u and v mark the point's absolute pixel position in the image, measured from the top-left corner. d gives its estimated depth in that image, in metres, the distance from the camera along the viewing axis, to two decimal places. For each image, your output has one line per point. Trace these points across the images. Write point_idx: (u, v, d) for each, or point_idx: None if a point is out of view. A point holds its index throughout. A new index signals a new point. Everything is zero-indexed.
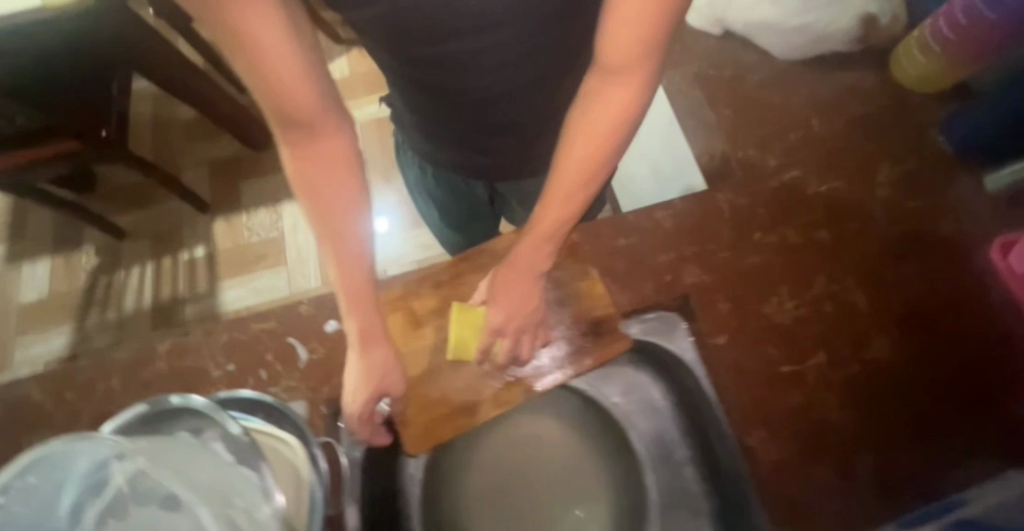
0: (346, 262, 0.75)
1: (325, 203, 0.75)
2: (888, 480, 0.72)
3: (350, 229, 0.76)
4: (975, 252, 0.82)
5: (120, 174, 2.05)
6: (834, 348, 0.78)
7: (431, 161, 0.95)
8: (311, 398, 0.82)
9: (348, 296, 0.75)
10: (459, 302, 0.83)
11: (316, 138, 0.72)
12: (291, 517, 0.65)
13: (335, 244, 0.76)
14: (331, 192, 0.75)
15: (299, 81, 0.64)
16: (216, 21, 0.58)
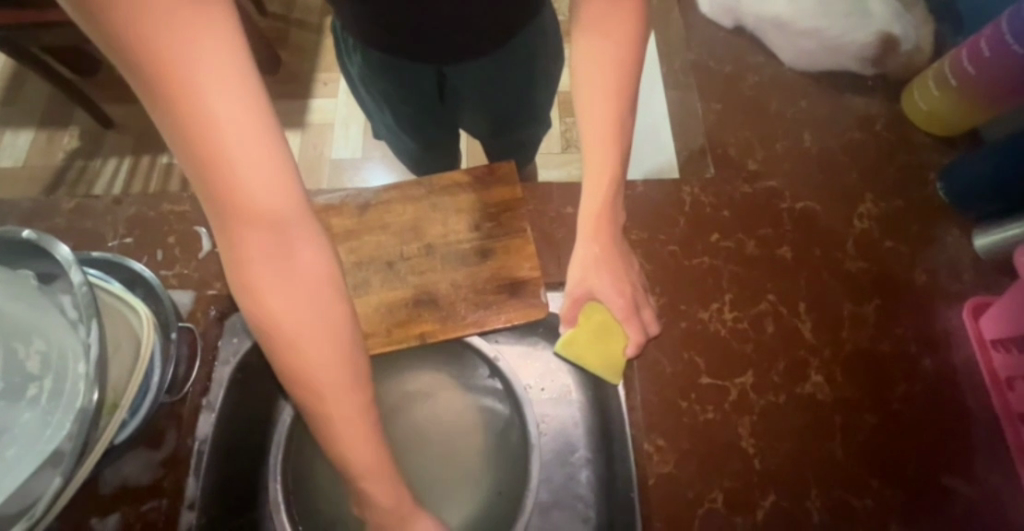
0: (325, 369, 0.52)
1: (299, 359, 0.52)
2: (788, 525, 0.65)
3: (333, 368, 0.52)
4: (946, 308, 0.74)
5: (125, 66, 2.01)
6: (765, 372, 0.71)
7: (389, 84, 0.89)
8: (200, 292, 0.77)
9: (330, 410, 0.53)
10: (378, 228, 0.76)
11: (293, 262, 0.51)
12: (115, 393, 0.59)
13: (300, 352, 0.52)
14: (307, 320, 0.51)
15: (267, 170, 0.46)
16: (154, 80, 0.42)
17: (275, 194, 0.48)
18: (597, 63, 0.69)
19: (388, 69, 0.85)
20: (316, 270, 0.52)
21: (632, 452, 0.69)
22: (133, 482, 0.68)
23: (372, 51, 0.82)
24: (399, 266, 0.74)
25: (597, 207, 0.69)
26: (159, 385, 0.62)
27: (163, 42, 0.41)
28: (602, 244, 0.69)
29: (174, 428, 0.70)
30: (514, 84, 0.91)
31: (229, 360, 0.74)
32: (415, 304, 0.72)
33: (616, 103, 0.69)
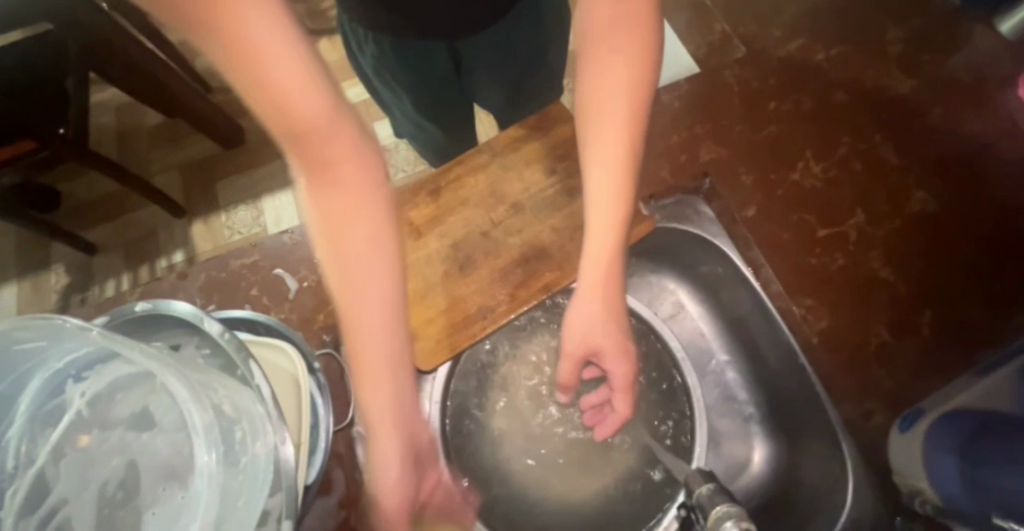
0: (366, 273, 0.53)
1: (352, 263, 0.53)
2: (953, 331, 0.66)
3: (377, 303, 0.54)
4: (1000, 95, 0.78)
5: (87, 187, 1.93)
6: (870, 205, 0.73)
7: (401, 76, 0.89)
8: (306, 330, 0.73)
9: (358, 330, 0.53)
10: (461, 206, 0.74)
11: (343, 186, 0.52)
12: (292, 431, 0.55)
13: (342, 250, 0.53)
14: (356, 244, 0.53)
15: (304, 90, 0.47)
16: (205, 25, 0.44)
17: (336, 135, 0.50)
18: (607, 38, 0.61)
19: (400, 54, 0.84)
20: (355, 167, 0.52)
21: (783, 321, 0.69)
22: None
23: (384, 45, 0.82)
24: (496, 233, 0.73)
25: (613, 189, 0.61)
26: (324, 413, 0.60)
27: (212, 10, 0.44)
28: (619, 223, 0.62)
29: (338, 467, 0.67)
30: (529, 46, 0.88)
31: None
32: (530, 261, 0.72)
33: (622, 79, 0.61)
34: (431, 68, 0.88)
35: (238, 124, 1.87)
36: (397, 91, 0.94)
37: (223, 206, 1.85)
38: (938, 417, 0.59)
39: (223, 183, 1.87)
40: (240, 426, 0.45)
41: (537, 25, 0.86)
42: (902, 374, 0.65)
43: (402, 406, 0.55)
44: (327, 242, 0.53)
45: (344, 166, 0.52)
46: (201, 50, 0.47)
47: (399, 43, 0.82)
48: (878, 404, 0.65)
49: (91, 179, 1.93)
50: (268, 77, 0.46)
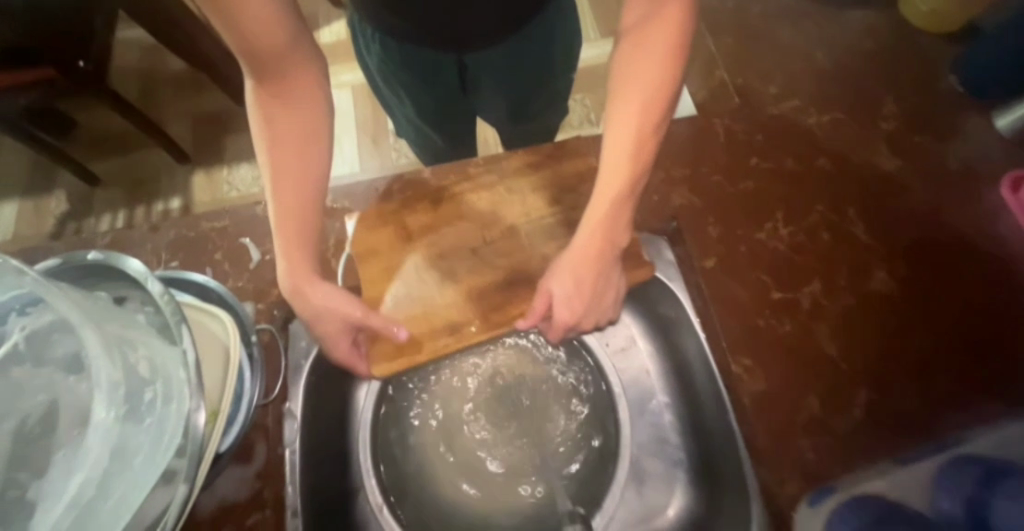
0: (293, 151, 0.66)
1: (282, 162, 0.66)
2: (885, 415, 0.66)
3: (303, 198, 0.67)
4: (985, 189, 0.77)
5: (101, 122, 1.96)
6: (829, 277, 0.73)
7: (405, 80, 0.90)
8: (260, 302, 0.75)
9: (281, 187, 0.66)
10: (430, 208, 0.76)
11: (292, 98, 0.66)
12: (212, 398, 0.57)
13: (280, 136, 0.66)
14: (291, 151, 0.66)
15: (272, 25, 0.59)
16: None
17: (298, 69, 0.65)
18: (623, 114, 0.67)
19: (405, 59, 0.85)
20: (315, 111, 0.68)
21: (722, 375, 0.70)
22: (232, 499, 0.66)
23: (391, 47, 0.83)
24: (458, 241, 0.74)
25: (595, 241, 0.66)
26: (252, 392, 0.62)
27: None
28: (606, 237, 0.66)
29: (263, 439, 0.69)
30: (534, 67, 0.89)
31: (303, 362, 0.73)
32: (485, 273, 0.73)
33: (628, 148, 0.66)
34: (435, 77, 0.88)
35: None
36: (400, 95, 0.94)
37: (228, 161, 1.88)
38: (844, 500, 0.59)
39: (232, 139, 1.90)
40: (152, 388, 0.48)
41: (544, 45, 0.86)
42: (824, 449, 0.65)
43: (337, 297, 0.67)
44: (268, 125, 0.66)
45: (301, 102, 0.66)
46: None
47: (406, 47, 0.82)
48: (795, 472, 0.65)
49: (107, 115, 1.97)
50: (241, 4, 0.56)
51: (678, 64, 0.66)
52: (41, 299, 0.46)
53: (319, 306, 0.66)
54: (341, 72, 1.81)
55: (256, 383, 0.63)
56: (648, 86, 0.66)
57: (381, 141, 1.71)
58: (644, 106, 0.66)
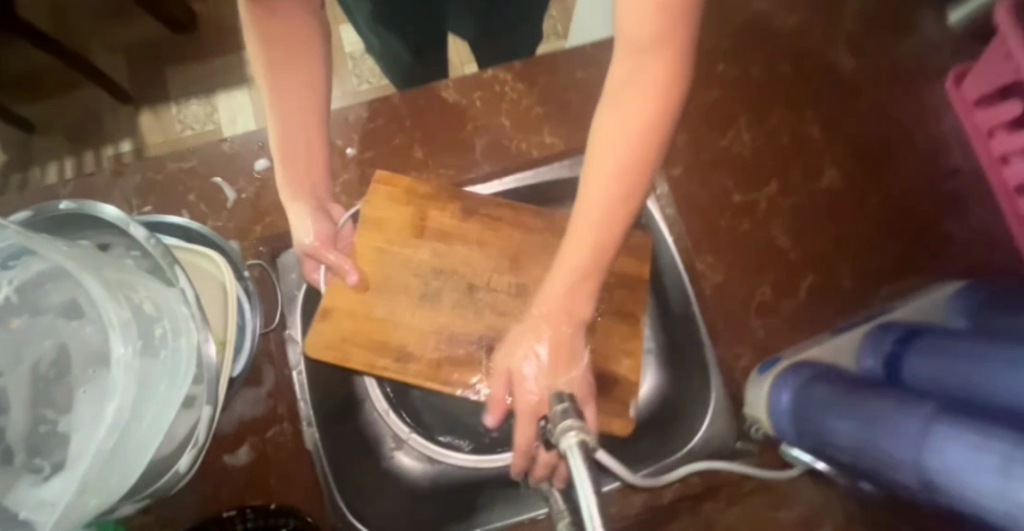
0: (299, 117, 0.69)
1: (280, 83, 0.68)
2: (828, 298, 0.76)
3: (303, 120, 0.70)
4: (932, 84, 0.81)
5: (20, 60, 1.76)
6: (786, 177, 0.79)
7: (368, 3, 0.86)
8: (243, 239, 0.77)
9: (285, 149, 0.70)
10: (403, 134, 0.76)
11: (280, 16, 0.65)
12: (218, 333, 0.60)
13: (284, 101, 0.68)
14: (287, 72, 0.68)
15: None
16: None
17: None
18: (627, 93, 0.58)
19: None
20: (303, 30, 0.67)
21: (687, 275, 0.77)
22: (248, 417, 0.72)
23: None
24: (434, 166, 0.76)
25: (592, 236, 0.61)
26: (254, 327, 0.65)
27: None
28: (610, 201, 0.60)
29: (269, 364, 0.74)
30: None
31: (296, 293, 0.76)
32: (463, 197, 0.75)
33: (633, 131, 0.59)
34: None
35: (189, 7, 1.72)
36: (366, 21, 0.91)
37: (175, 97, 1.75)
38: (788, 366, 0.69)
39: (175, 72, 1.75)
40: (160, 324, 0.50)
41: None
42: (773, 329, 0.75)
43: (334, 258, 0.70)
44: (273, 91, 0.68)
45: (290, 20, 0.66)
46: None
47: None
48: (748, 349, 0.75)
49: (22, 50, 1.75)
50: None
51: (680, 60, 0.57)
52: (25, 251, 0.48)
53: (293, 227, 0.71)
54: None
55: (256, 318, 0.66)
56: (659, 57, 0.56)
57: (339, 65, 1.59)
58: (656, 81, 0.57)
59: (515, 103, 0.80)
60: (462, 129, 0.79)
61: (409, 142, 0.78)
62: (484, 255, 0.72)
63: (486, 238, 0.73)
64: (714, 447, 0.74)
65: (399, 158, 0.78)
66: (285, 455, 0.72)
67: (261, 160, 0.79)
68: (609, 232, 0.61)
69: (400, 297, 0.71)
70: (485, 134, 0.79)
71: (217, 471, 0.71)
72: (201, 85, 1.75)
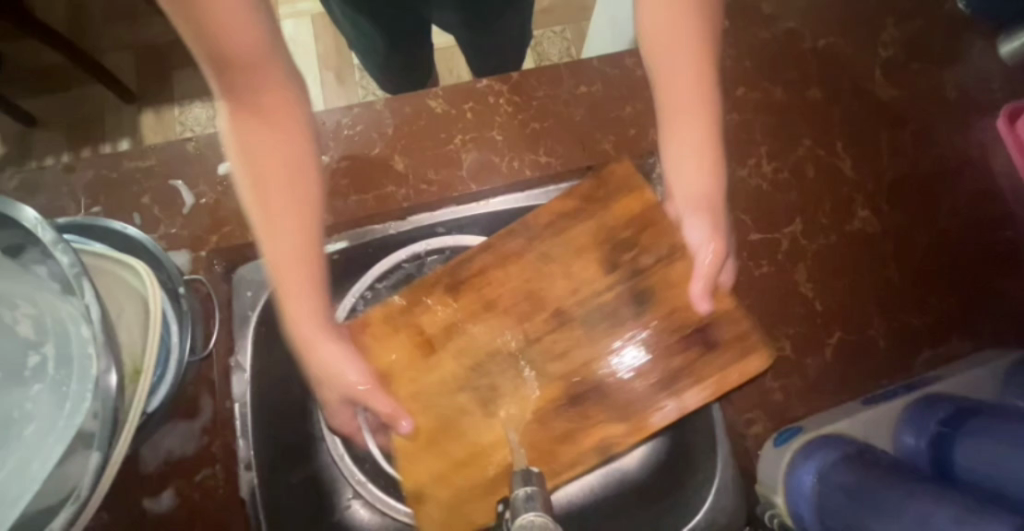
0: (262, 149, 0.51)
1: (272, 194, 0.52)
2: (860, 359, 0.65)
3: (294, 225, 0.52)
4: (978, 121, 0.72)
5: (25, 53, 1.72)
6: (812, 216, 0.69)
7: (380, 48, 0.93)
8: (196, 248, 0.68)
9: (279, 265, 0.52)
10: (383, 165, 0.70)
11: (261, 109, 0.50)
12: (131, 367, 0.50)
13: (246, 128, 0.50)
14: (270, 176, 0.51)
15: (250, 39, 0.45)
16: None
17: (263, 71, 0.48)
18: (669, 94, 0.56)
19: (384, 33, 0.88)
20: (295, 123, 0.52)
21: None
22: (177, 456, 0.63)
23: (372, 23, 0.86)
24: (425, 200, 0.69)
25: (708, 160, 0.57)
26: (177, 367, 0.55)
27: None
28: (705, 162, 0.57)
29: (208, 393, 0.65)
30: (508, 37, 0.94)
31: (249, 313, 0.67)
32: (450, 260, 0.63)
33: (698, 41, 0.55)
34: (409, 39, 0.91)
35: None
36: (374, 61, 0.97)
37: (178, 99, 1.70)
38: (810, 440, 0.59)
39: (181, 73, 1.71)
40: None
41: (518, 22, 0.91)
42: (793, 392, 0.64)
43: (286, 260, 0.52)
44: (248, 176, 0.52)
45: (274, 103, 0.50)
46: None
47: (385, 19, 0.85)
48: (762, 413, 0.64)
49: (31, 45, 1.72)
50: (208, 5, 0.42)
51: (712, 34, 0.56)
52: None
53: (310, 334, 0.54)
54: None
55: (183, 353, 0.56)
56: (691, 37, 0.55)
57: (345, 76, 1.54)
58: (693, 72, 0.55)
59: (509, 116, 0.72)
60: (450, 142, 0.71)
61: (389, 152, 0.70)
62: None
63: None
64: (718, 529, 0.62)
65: (376, 169, 0.70)
66: (216, 502, 0.62)
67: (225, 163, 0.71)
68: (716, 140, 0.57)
69: None
70: (475, 149, 0.71)
71: (135, 518, 0.61)
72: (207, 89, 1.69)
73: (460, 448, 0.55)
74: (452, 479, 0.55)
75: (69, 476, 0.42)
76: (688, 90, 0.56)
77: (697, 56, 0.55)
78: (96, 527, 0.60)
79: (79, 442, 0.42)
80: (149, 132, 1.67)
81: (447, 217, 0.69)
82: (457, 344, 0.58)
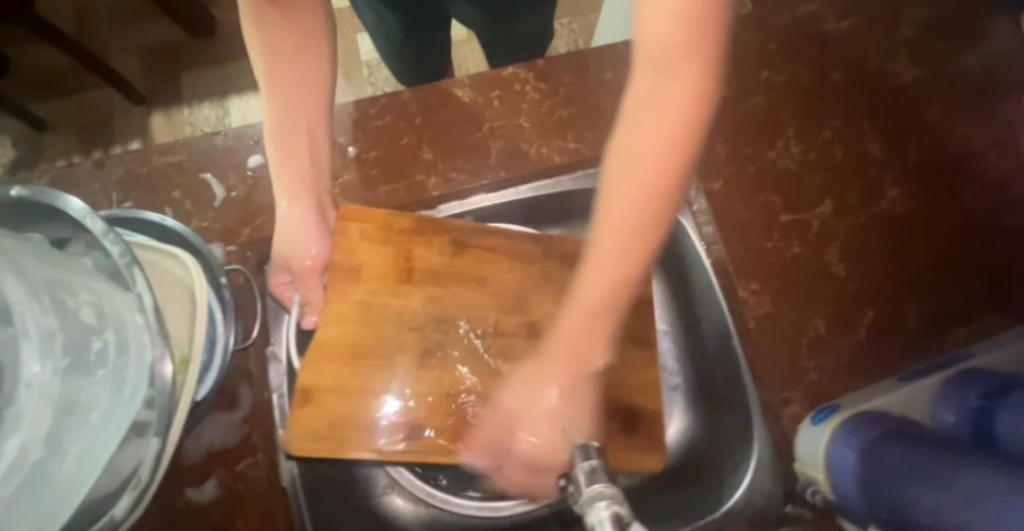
0: (287, 63, 0.60)
1: (291, 102, 0.61)
2: (894, 336, 0.65)
3: (308, 128, 0.61)
4: (1003, 98, 0.72)
5: (33, 57, 1.71)
6: (841, 197, 0.69)
7: (400, 39, 0.92)
8: (228, 241, 0.69)
9: (283, 160, 0.61)
10: (413, 155, 0.70)
11: (293, 31, 0.60)
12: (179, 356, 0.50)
13: (276, 45, 0.60)
14: (290, 85, 0.60)
15: None
16: None
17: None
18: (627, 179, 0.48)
19: (403, 22, 0.87)
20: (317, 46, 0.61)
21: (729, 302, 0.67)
22: (219, 447, 0.63)
23: (392, 11, 0.85)
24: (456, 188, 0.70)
25: (571, 332, 0.50)
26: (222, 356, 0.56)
27: None
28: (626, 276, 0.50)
29: (246, 384, 0.65)
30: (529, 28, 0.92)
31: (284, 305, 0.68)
32: (484, 247, 0.63)
33: (648, 187, 0.48)
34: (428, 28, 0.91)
35: (208, 10, 1.69)
36: (392, 52, 0.97)
37: (187, 100, 1.70)
38: (850, 418, 0.59)
39: (189, 74, 1.70)
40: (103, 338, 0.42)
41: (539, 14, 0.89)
42: (827, 371, 0.64)
43: (294, 158, 0.61)
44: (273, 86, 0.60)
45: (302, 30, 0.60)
46: None
47: (405, 8, 0.84)
48: (797, 393, 0.64)
49: (39, 49, 1.72)
50: None
51: (695, 120, 0.47)
52: None
53: (279, 235, 0.61)
54: None
55: (228, 341, 0.57)
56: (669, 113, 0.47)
57: (355, 74, 1.54)
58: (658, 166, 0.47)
59: (536, 103, 0.72)
60: (478, 130, 0.71)
61: (418, 142, 0.71)
62: (491, 272, 0.62)
63: (501, 249, 0.63)
64: (757, 509, 0.62)
65: (406, 159, 0.70)
66: (258, 492, 0.62)
67: (254, 156, 0.71)
68: (619, 297, 0.50)
69: (390, 340, 0.60)
70: (503, 137, 0.71)
71: (178, 510, 0.61)
72: (216, 89, 1.69)
73: (348, 379, 0.58)
74: (349, 416, 0.57)
75: (127, 462, 0.43)
76: (621, 235, 0.49)
77: (648, 202, 0.48)
78: (141, 519, 0.61)
79: (134, 431, 0.43)
80: (159, 133, 1.67)
81: (475, 206, 0.70)
82: (431, 289, 0.61)
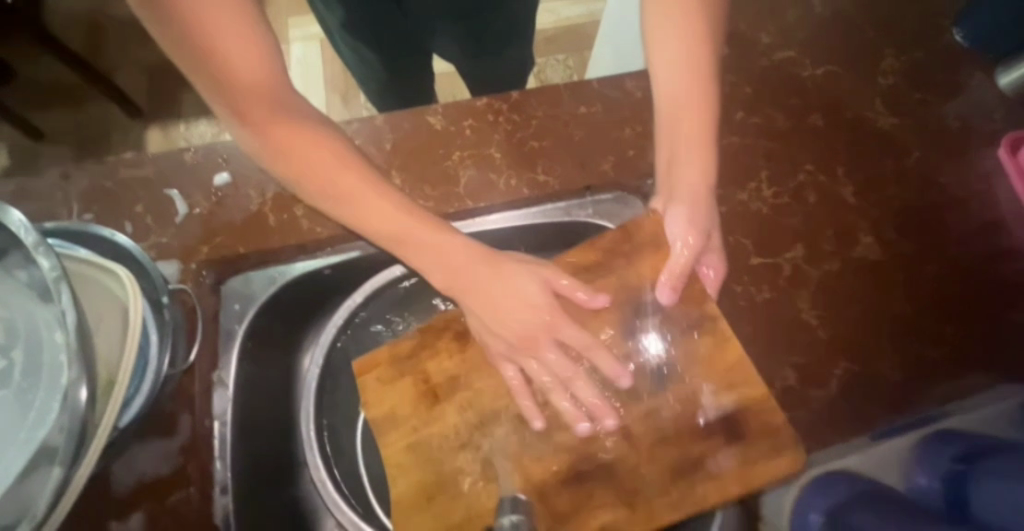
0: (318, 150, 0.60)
1: (356, 180, 0.60)
2: (869, 390, 0.62)
3: (386, 196, 0.60)
4: (979, 150, 0.72)
5: (38, 69, 1.75)
6: (814, 241, 0.68)
7: (380, 76, 0.93)
8: (186, 258, 0.67)
9: (404, 235, 0.60)
10: (383, 180, 0.69)
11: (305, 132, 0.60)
12: (107, 377, 0.48)
13: (292, 142, 0.59)
14: (335, 166, 0.60)
15: (268, 88, 0.58)
16: (201, 64, 0.54)
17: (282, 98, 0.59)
18: (676, 99, 0.64)
19: (383, 58, 0.88)
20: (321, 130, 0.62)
21: None
22: (150, 476, 0.58)
23: (372, 50, 0.86)
24: (422, 215, 0.68)
25: (688, 161, 0.63)
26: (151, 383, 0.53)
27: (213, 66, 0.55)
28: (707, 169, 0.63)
29: (187, 409, 0.61)
30: (510, 63, 0.93)
31: (236, 327, 0.66)
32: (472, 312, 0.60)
33: (693, 92, 0.63)
34: (409, 64, 0.91)
35: None
36: (374, 89, 0.97)
37: (185, 115, 1.71)
38: (818, 476, 0.55)
39: (189, 92, 1.73)
40: None
41: (519, 49, 0.90)
42: (799, 425, 0.61)
43: (402, 221, 0.60)
44: (329, 176, 0.60)
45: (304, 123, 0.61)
46: (186, 69, 0.55)
47: (384, 44, 0.85)
48: None
49: (45, 62, 1.75)
50: (243, 76, 0.56)
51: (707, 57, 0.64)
52: None
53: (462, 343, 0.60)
54: (308, 24, 1.64)
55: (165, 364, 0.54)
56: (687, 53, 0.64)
57: (351, 99, 1.56)
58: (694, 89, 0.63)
59: (508, 134, 0.72)
60: (448, 159, 0.71)
61: (387, 167, 0.70)
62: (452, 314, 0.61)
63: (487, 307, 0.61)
64: None
65: None
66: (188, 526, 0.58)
67: (222, 174, 0.71)
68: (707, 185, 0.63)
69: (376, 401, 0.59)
70: (474, 166, 0.70)
71: None
72: None
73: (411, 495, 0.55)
74: None
75: (28, 493, 0.39)
76: (692, 126, 0.63)
77: (693, 70, 0.63)
78: None
79: (43, 456, 0.39)
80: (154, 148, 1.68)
81: None
82: None
